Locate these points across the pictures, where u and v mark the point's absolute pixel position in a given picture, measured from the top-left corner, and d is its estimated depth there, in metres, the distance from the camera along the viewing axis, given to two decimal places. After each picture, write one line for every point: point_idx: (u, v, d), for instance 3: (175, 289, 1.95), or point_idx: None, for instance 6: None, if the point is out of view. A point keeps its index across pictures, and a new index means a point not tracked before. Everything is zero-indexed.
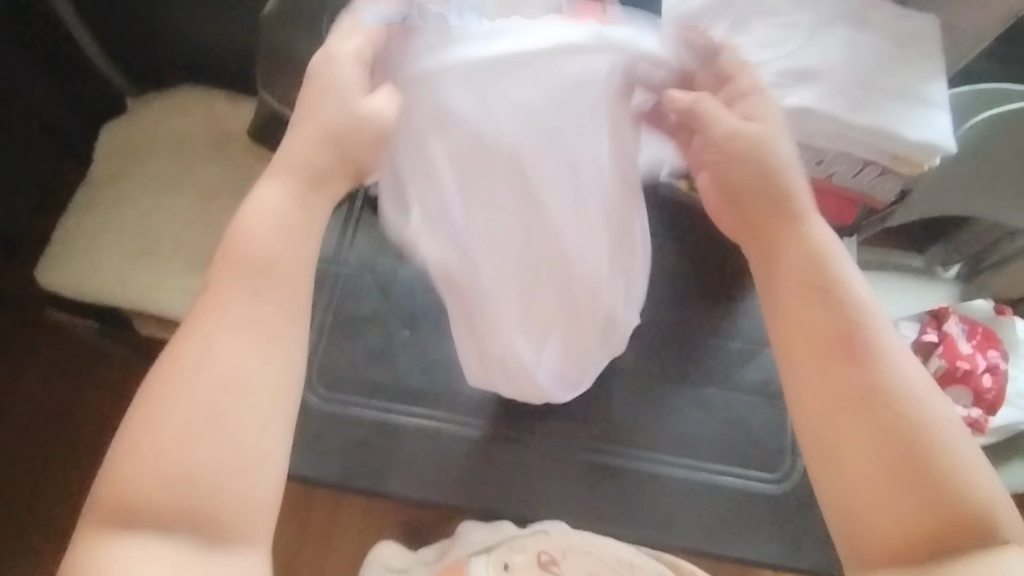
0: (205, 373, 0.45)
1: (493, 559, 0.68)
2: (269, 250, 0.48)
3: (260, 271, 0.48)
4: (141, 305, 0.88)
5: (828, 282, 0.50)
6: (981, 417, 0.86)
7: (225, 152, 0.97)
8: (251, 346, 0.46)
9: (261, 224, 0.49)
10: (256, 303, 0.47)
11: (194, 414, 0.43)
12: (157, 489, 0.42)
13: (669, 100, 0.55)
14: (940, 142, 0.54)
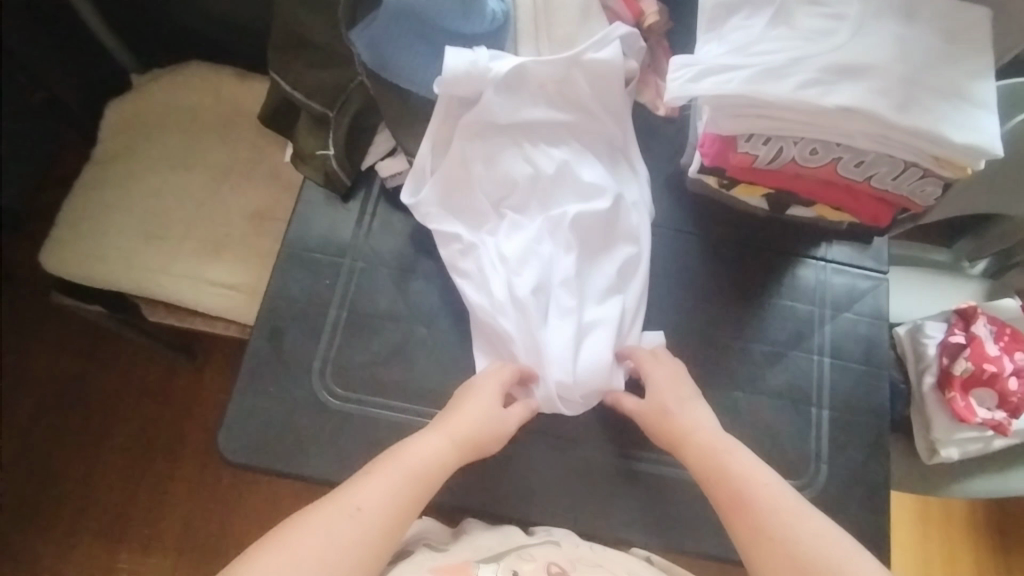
0: (327, 530, 0.52)
1: (502, 567, 0.59)
2: (424, 471, 0.56)
3: (406, 478, 0.56)
4: (149, 292, 0.87)
5: (714, 459, 0.58)
6: (1004, 420, 0.83)
7: (236, 134, 0.94)
8: (382, 521, 0.54)
9: (416, 454, 0.57)
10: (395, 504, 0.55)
11: (304, 563, 0.51)
12: None
13: (701, 97, 0.53)
14: (989, 146, 0.51)
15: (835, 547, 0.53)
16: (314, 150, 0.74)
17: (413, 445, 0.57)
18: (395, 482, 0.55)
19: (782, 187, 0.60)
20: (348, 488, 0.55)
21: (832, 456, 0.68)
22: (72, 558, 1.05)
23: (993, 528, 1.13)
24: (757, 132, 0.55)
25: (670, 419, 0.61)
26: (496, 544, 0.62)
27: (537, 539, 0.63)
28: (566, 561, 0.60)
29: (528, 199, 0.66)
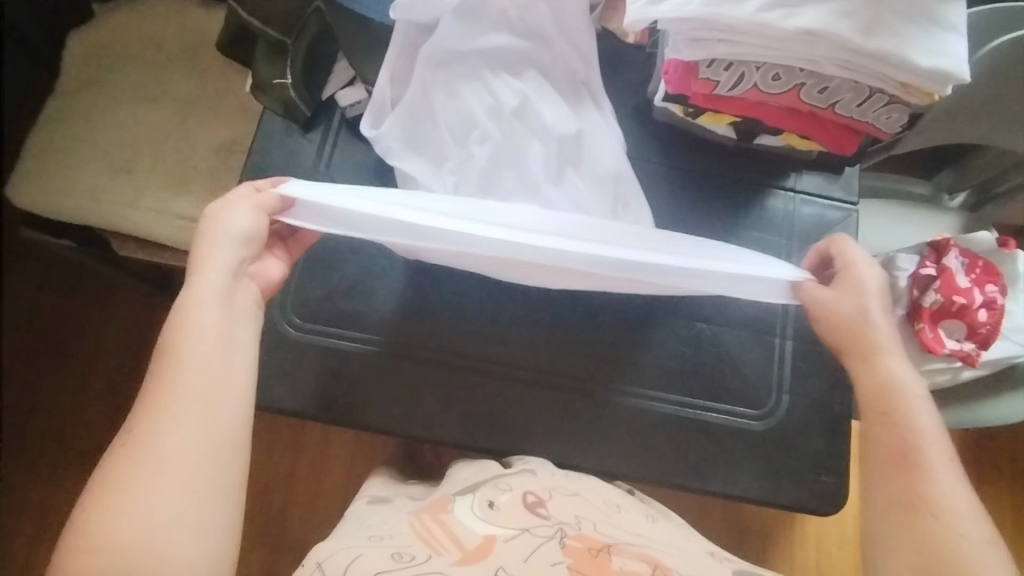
0: (171, 432, 0.48)
1: (477, 497, 0.60)
2: (186, 345, 0.51)
3: (213, 350, 0.52)
4: (116, 227, 0.85)
5: (897, 402, 0.56)
6: (973, 351, 0.84)
7: (201, 63, 0.91)
8: (214, 396, 0.50)
9: (187, 332, 0.52)
10: (186, 384, 0.50)
11: (174, 468, 0.47)
12: (152, 521, 0.45)
13: (661, 21, 0.51)
14: (956, 70, 0.50)
15: (964, 527, 0.51)
16: (271, 79, 0.72)
17: (198, 306, 0.53)
18: (177, 369, 0.50)
19: (746, 116, 0.59)
20: (143, 401, 0.50)
21: (792, 387, 0.70)
22: (55, 490, 1.06)
23: (964, 458, 1.15)
24: (718, 57, 0.53)
25: (859, 349, 0.59)
26: (472, 478, 0.64)
27: (514, 469, 0.65)
28: (542, 491, 0.60)
29: (500, 146, 0.65)
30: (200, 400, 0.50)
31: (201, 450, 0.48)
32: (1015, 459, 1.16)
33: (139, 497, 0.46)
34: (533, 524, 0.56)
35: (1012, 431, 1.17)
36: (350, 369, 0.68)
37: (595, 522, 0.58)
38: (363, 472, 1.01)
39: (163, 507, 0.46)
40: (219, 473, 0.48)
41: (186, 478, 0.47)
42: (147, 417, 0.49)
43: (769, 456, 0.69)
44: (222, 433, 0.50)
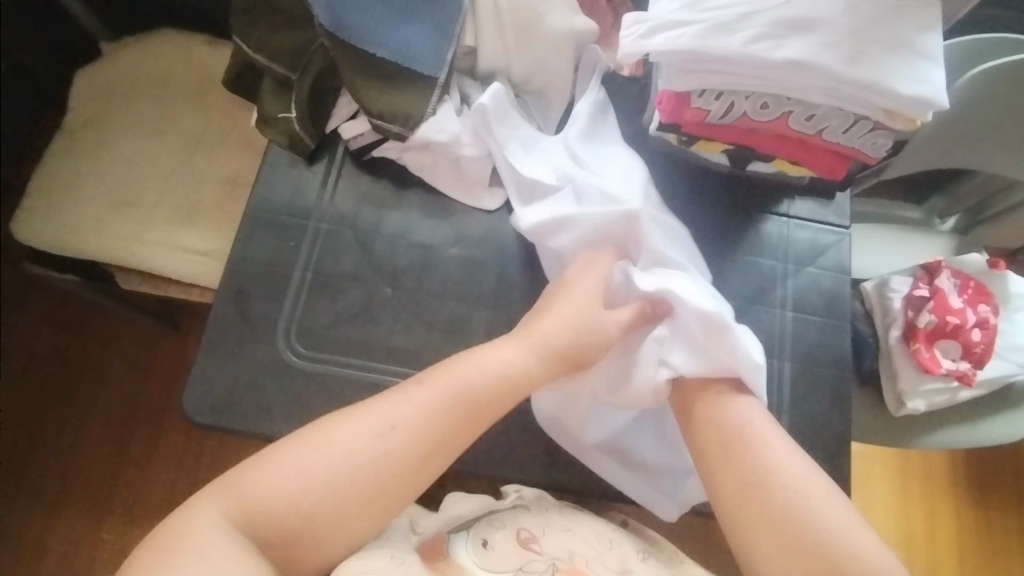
0: (339, 440, 0.54)
1: (471, 535, 0.60)
2: (477, 384, 0.58)
3: (451, 389, 0.57)
4: (122, 260, 0.86)
5: (738, 428, 0.58)
6: (969, 370, 0.85)
7: (208, 99, 0.94)
8: (385, 433, 0.55)
9: (485, 365, 0.59)
10: (448, 420, 0.56)
11: (322, 471, 0.53)
12: (274, 495, 0.52)
13: (653, 53, 0.54)
14: (936, 97, 0.52)
15: (833, 518, 0.54)
16: (277, 113, 0.74)
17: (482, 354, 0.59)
18: (446, 397, 0.57)
19: (738, 144, 0.61)
20: (395, 401, 0.56)
21: (792, 407, 0.69)
22: (57, 525, 1.06)
23: (968, 479, 1.16)
24: (709, 87, 0.55)
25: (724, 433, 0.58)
26: (466, 511, 0.63)
27: (506, 501, 0.64)
28: (536, 527, 0.61)
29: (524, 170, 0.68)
30: (386, 423, 0.55)
31: (353, 469, 0.53)
32: (1019, 481, 1.16)
33: (284, 467, 0.53)
34: (527, 563, 0.59)
35: (1014, 450, 1.17)
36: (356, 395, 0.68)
37: (586, 558, 0.60)
38: None
39: (291, 487, 0.52)
40: (354, 496, 0.53)
41: (324, 479, 0.53)
42: (398, 415, 0.55)
43: None
44: (369, 461, 0.54)
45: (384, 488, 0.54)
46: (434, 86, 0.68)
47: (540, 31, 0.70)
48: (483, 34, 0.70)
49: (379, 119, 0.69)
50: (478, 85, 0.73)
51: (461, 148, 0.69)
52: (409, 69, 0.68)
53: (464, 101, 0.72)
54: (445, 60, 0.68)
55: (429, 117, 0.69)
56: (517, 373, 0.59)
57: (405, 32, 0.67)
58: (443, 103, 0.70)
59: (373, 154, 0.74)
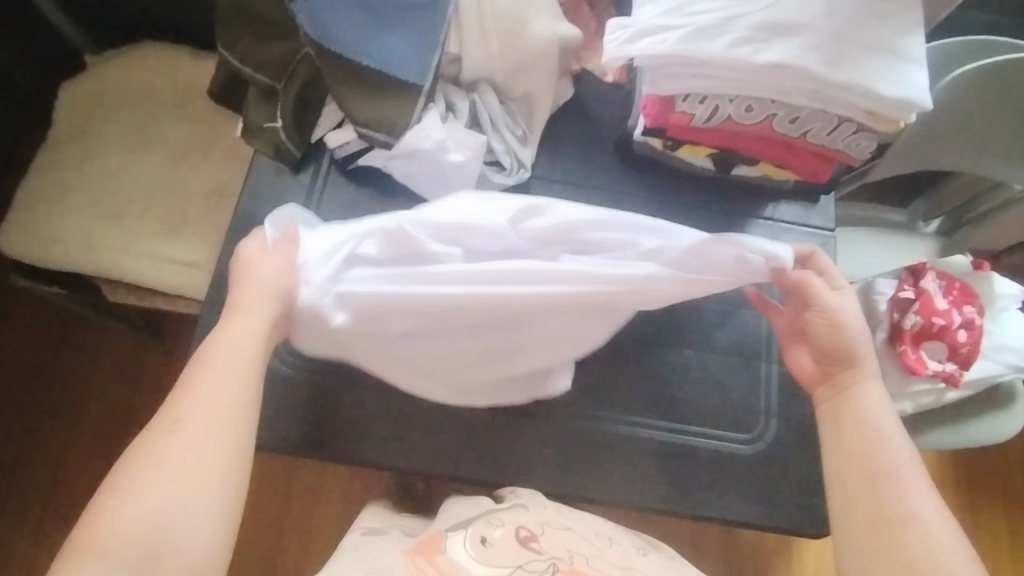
0: (183, 434, 0.52)
1: (469, 534, 0.60)
2: (241, 356, 0.56)
3: (226, 367, 0.55)
4: (106, 272, 0.85)
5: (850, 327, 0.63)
6: (956, 371, 0.86)
7: (193, 110, 0.93)
8: (211, 418, 0.53)
9: (233, 339, 0.56)
10: (237, 381, 0.55)
11: (168, 472, 0.50)
12: (132, 524, 0.48)
13: (638, 58, 0.54)
14: (918, 98, 0.52)
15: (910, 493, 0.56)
16: (262, 122, 0.74)
17: (228, 332, 0.56)
18: (235, 379, 0.55)
19: (722, 148, 0.61)
20: (173, 401, 0.54)
21: (780, 411, 0.71)
22: (41, 542, 1.04)
23: (957, 479, 1.16)
24: (693, 91, 0.56)
25: (864, 425, 0.60)
26: (462, 515, 0.64)
27: (505, 504, 0.65)
28: (535, 525, 0.61)
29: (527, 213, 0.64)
30: (178, 414, 0.52)
31: (200, 467, 0.51)
32: (1008, 480, 1.17)
33: (135, 494, 0.49)
34: (526, 561, 0.58)
35: (1003, 450, 1.18)
36: (344, 404, 0.68)
37: (586, 557, 0.60)
38: (358, 508, 1.00)
39: (142, 512, 0.49)
40: (204, 490, 0.51)
41: (171, 489, 0.50)
42: (201, 397, 0.53)
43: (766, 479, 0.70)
44: (206, 452, 0.52)
45: (212, 469, 0.51)
46: (418, 95, 0.68)
47: (524, 37, 0.70)
48: (468, 41, 0.71)
49: (365, 127, 0.69)
50: (463, 92, 0.73)
51: (446, 154, 0.69)
52: (393, 77, 0.67)
53: (449, 109, 0.72)
54: (430, 68, 0.68)
55: (415, 124, 0.69)
56: (270, 330, 0.58)
57: (389, 41, 0.67)
58: (429, 110, 0.70)
59: (359, 163, 0.74)
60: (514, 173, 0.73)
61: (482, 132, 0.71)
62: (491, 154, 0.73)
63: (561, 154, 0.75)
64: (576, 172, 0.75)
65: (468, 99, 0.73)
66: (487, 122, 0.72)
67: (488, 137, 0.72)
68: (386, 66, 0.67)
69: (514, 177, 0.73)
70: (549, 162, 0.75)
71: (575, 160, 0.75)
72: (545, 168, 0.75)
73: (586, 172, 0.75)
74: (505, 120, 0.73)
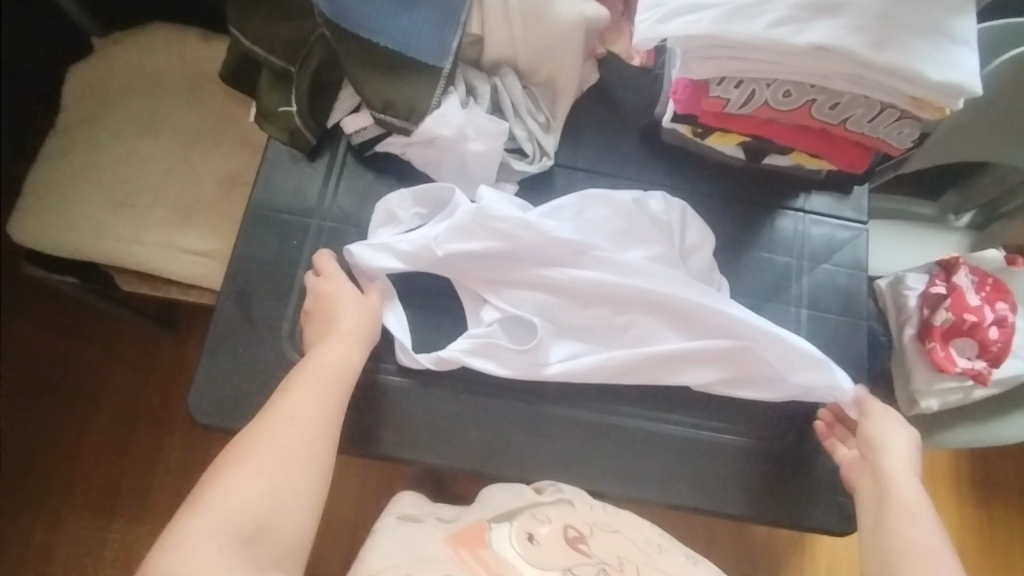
0: (297, 420, 0.55)
1: (515, 528, 0.62)
2: (344, 368, 0.60)
3: (329, 380, 0.59)
4: (118, 260, 0.84)
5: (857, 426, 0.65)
6: (984, 369, 0.82)
7: (206, 95, 0.91)
8: (321, 408, 0.57)
9: (331, 363, 0.60)
10: (327, 413, 0.57)
11: (280, 457, 0.53)
12: (250, 497, 0.51)
13: (670, 38, 0.52)
14: (968, 84, 0.49)
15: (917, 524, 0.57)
16: (276, 107, 0.71)
17: (319, 353, 0.60)
18: (329, 391, 0.58)
19: (756, 135, 0.59)
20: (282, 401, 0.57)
21: (807, 408, 0.71)
22: (53, 536, 1.00)
23: (996, 482, 1.06)
24: (728, 75, 0.54)
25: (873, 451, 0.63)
26: (509, 502, 0.65)
27: (549, 492, 0.65)
28: (583, 525, 0.63)
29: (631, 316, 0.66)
30: (295, 412, 0.56)
31: (310, 436, 0.55)
32: None
33: (245, 478, 0.52)
34: (576, 562, 0.60)
35: None
36: (359, 395, 0.67)
37: (636, 566, 0.61)
38: (370, 513, 0.96)
39: (266, 486, 0.52)
40: (312, 448, 0.55)
41: (288, 460, 0.53)
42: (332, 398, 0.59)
43: (791, 478, 0.69)
44: (316, 413, 0.57)
45: (305, 440, 0.55)
46: (438, 78, 0.66)
47: (548, 19, 0.67)
48: (491, 23, 0.68)
49: (383, 113, 0.67)
50: (483, 75, 0.71)
51: (467, 142, 0.67)
52: (412, 59, 0.65)
53: (470, 93, 0.70)
54: (451, 48, 0.66)
55: (434, 110, 0.67)
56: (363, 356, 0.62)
57: (410, 22, 0.65)
58: (449, 95, 0.68)
59: (376, 150, 0.72)
60: (537, 161, 0.70)
61: (504, 118, 0.69)
62: (512, 142, 0.71)
63: (583, 143, 0.74)
64: (597, 160, 0.73)
65: (489, 83, 0.70)
66: (509, 107, 0.70)
67: (510, 124, 0.70)
68: (417, 50, 0.65)
69: (536, 165, 0.70)
70: (571, 150, 0.73)
71: (598, 148, 0.74)
72: (568, 157, 0.73)
73: (608, 163, 0.73)
74: (528, 106, 0.71)
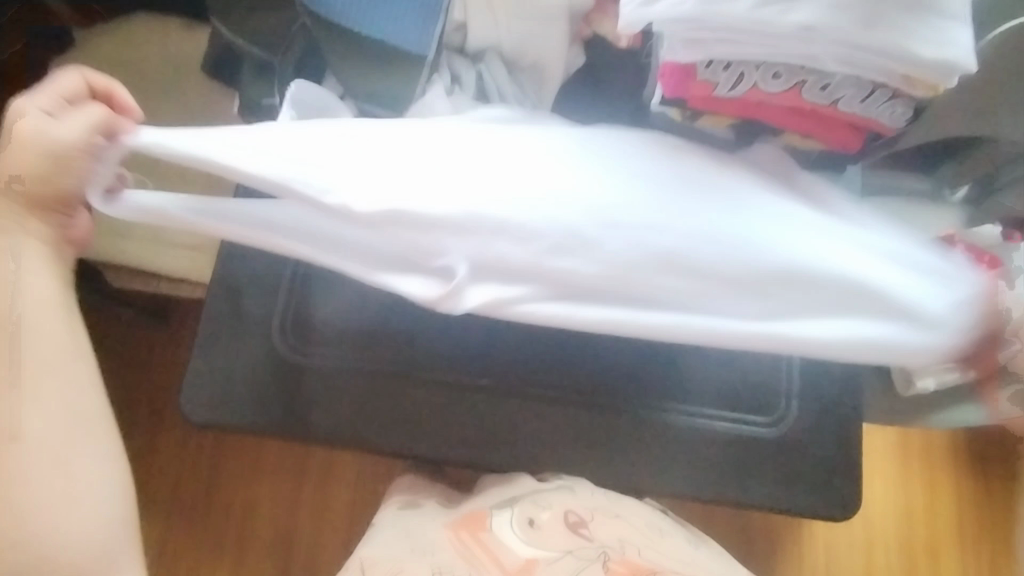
0: (30, 446, 0.61)
1: (517, 513, 0.68)
2: (13, 318, 0.62)
3: (13, 381, 0.61)
4: (109, 255, 0.83)
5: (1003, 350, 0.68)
6: (983, 348, 0.80)
7: (190, 86, 0.90)
8: (68, 418, 0.63)
9: (36, 365, 0.62)
10: (5, 408, 0.60)
11: (26, 497, 0.60)
12: (47, 527, 0.61)
13: (656, 21, 0.51)
14: (962, 60, 0.48)
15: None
16: (260, 99, 0.71)
17: (19, 286, 0.62)
18: None
19: (746, 116, 0.58)
20: (20, 428, 0.61)
21: (801, 393, 0.70)
22: None
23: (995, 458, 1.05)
24: (715, 58, 0.52)
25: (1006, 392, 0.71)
26: (510, 489, 0.70)
27: (555, 484, 0.69)
28: (585, 511, 0.68)
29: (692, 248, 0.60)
30: (44, 433, 0.61)
31: (77, 440, 0.63)
32: None
33: (27, 498, 0.60)
34: (576, 545, 0.66)
35: None
36: (351, 387, 0.68)
37: (638, 547, 0.68)
38: (369, 498, 0.97)
39: (37, 485, 0.60)
40: (87, 452, 0.64)
41: (30, 486, 0.60)
42: (45, 383, 0.62)
43: (783, 462, 0.70)
44: (69, 428, 0.63)
45: (58, 462, 0.62)
46: (422, 66, 0.64)
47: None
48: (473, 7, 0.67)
49: (364, 103, 0.68)
50: (469, 61, 0.70)
51: None
52: (394, 47, 0.63)
53: (454, 80, 0.70)
54: (434, 37, 0.64)
55: (417, 99, 0.67)
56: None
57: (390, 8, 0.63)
58: (433, 83, 0.68)
59: None
60: None
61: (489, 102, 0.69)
62: None
63: None
64: None
65: (473, 69, 0.70)
66: (494, 92, 0.70)
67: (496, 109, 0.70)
68: (401, 39, 0.63)
69: None
70: None
71: None
72: None
73: None
74: (514, 92, 0.71)
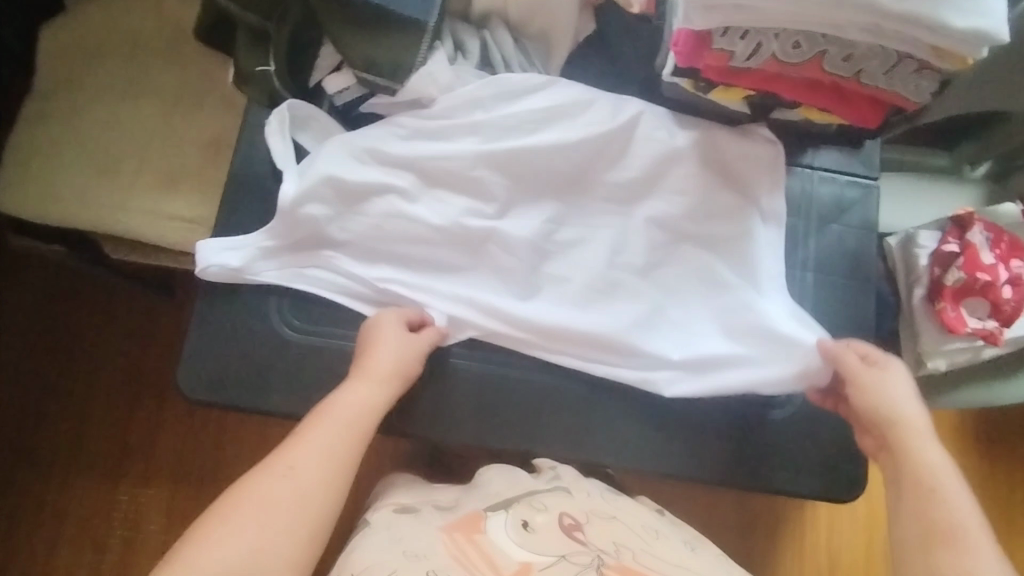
0: (300, 469, 0.52)
1: (512, 515, 0.60)
2: (360, 415, 0.57)
3: (341, 427, 0.56)
4: (105, 227, 0.81)
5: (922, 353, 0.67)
6: (997, 329, 0.78)
7: (186, 54, 0.87)
8: (326, 461, 0.54)
9: (349, 405, 0.57)
10: (350, 457, 0.55)
11: (293, 487, 0.52)
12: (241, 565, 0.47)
13: None
14: (992, 30, 0.46)
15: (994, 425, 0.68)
16: (252, 69, 0.68)
17: (340, 397, 0.58)
18: (336, 437, 0.55)
19: (761, 88, 0.55)
20: (289, 449, 0.54)
21: None
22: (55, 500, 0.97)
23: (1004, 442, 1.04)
24: (732, 25, 0.49)
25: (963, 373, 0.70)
26: (506, 490, 0.63)
27: (548, 484, 0.64)
28: (580, 513, 0.60)
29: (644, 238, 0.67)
30: (315, 471, 0.53)
31: (308, 495, 0.52)
32: None
33: (258, 525, 0.49)
34: (571, 549, 0.56)
35: None
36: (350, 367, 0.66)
37: (636, 551, 0.58)
38: (371, 478, 0.97)
39: (282, 528, 0.50)
40: (314, 512, 0.52)
41: (280, 513, 0.50)
42: (336, 426, 0.56)
43: (790, 446, 0.68)
44: (317, 471, 0.53)
45: (311, 493, 0.52)
46: (424, 32, 0.62)
47: None
48: None
49: (366, 72, 0.63)
50: (472, 29, 0.68)
51: None
52: (395, 13, 0.61)
53: (458, 49, 0.68)
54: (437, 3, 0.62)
55: (420, 68, 0.63)
56: (381, 399, 0.60)
57: None
58: (436, 50, 0.65)
59: (361, 110, 0.69)
60: None
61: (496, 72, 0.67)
62: None
63: None
64: None
65: (478, 37, 0.68)
66: (500, 62, 0.68)
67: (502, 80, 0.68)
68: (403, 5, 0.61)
69: None
70: None
71: None
72: None
73: None
74: (521, 61, 0.68)
